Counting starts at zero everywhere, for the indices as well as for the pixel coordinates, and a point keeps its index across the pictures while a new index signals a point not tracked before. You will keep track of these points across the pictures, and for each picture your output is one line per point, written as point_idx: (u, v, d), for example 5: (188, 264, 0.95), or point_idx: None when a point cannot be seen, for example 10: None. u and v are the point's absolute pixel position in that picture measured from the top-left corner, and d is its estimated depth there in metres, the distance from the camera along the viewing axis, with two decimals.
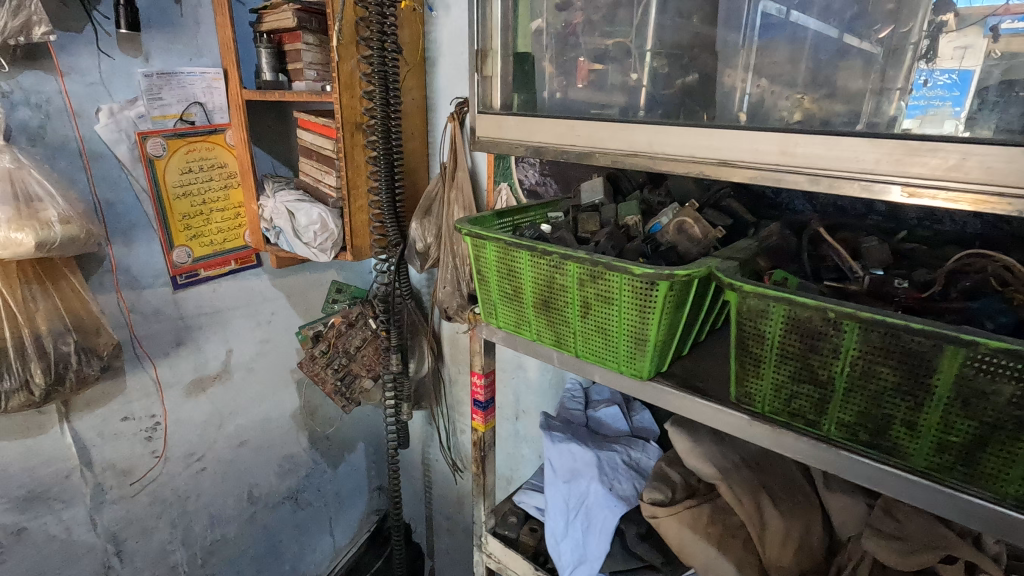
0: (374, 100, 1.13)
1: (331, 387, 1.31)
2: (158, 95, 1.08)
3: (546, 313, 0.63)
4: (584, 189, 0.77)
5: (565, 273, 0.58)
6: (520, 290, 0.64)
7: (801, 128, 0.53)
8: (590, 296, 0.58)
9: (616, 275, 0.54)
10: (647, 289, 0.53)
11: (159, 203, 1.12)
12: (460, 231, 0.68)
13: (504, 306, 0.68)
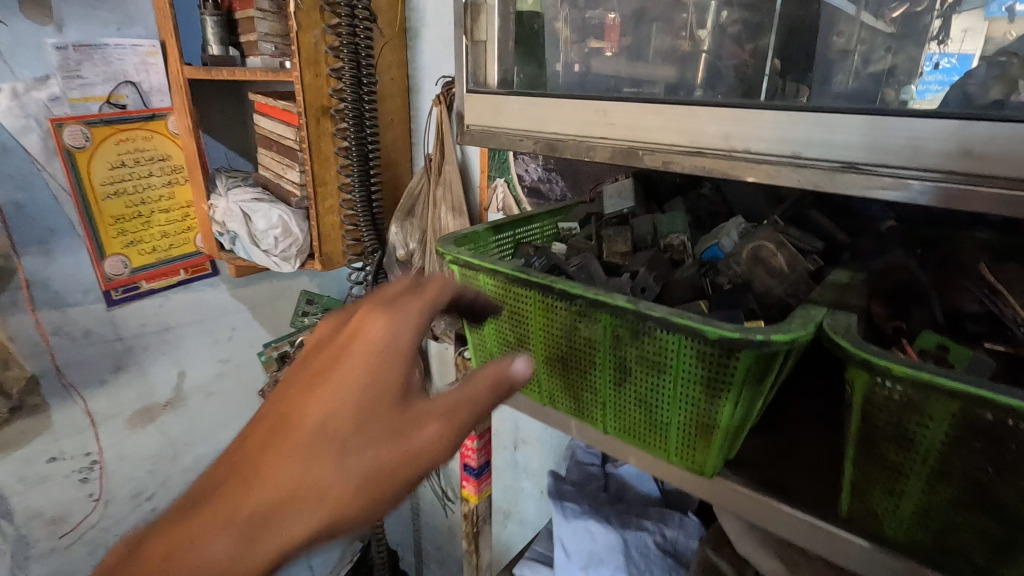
0: (344, 79, 0.93)
1: None
2: (77, 73, 0.88)
3: (562, 373, 0.46)
4: (607, 190, 0.61)
5: (593, 325, 0.41)
6: (528, 340, 0.47)
7: (987, 115, 0.35)
8: (628, 358, 0.40)
9: (672, 335, 0.37)
10: (720, 359, 0.35)
11: (84, 205, 0.93)
12: (443, 255, 0.51)
13: (503, 357, 0.51)
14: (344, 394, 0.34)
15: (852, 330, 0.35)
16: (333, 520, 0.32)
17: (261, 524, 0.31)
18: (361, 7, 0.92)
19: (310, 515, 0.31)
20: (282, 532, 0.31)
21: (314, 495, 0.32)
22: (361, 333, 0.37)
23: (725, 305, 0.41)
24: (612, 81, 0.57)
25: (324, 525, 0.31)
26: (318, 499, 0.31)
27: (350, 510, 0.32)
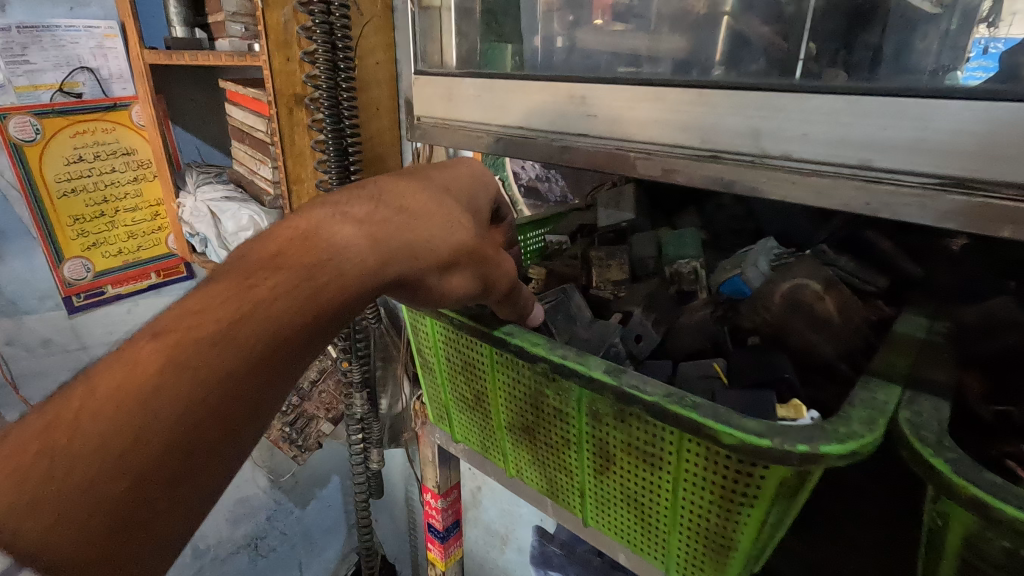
0: (319, 65, 0.82)
1: (279, 434, 1.05)
2: (22, 56, 0.79)
3: (529, 448, 0.38)
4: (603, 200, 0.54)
5: (564, 397, 0.33)
6: (493, 401, 0.39)
7: None
8: (613, 445, 0.32)
9: (671, 429, 0.29)
10: (734, 469, 0.27)
11: (36, 203, 0.85)
12: None
13: (466, 415, 0.43)
14: (452, 180, 0.39)
15: (940, 422, 0.29)
16: (451, 253, 0.34)
17: (394, 234, 0.32)
18: None
19: (421, 231, 0.33)
20: (398, 240, 0.32)
21: (436, 231, 0.34)
22: (454, 161, 0.41)
23: (741, 378, 0.33)
24: (605, 60, 0.46)
25: (437, 263, 0.34)
26: (442, 237, 0.34)
27: (462, 262, 0.35)
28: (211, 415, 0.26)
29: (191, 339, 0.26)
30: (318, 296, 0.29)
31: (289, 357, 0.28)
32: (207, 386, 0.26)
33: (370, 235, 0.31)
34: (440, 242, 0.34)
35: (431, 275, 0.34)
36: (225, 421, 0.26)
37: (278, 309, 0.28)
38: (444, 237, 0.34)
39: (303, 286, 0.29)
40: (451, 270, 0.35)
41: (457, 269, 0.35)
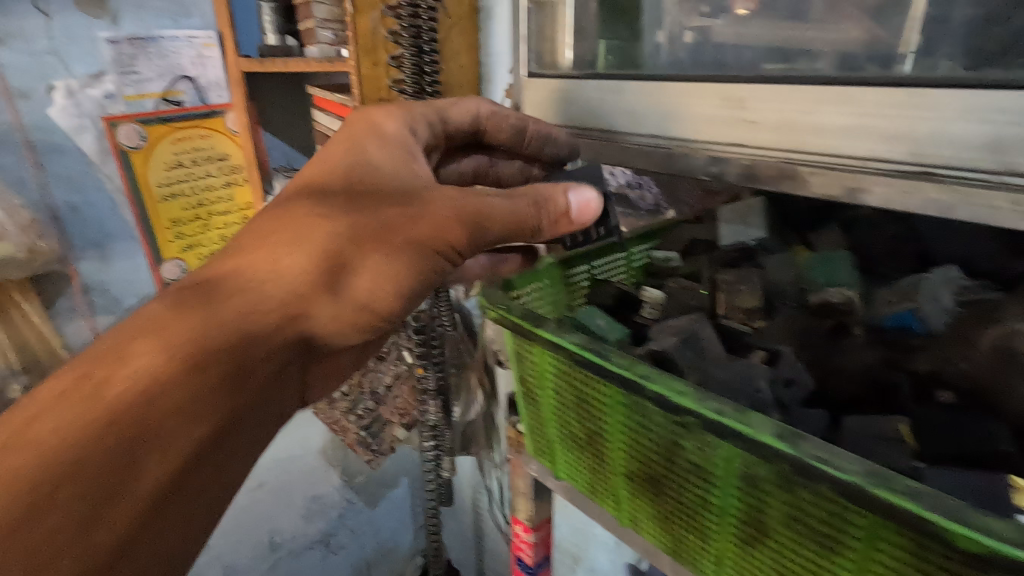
0: (404, 70, 0.80)
1: (354, 437, 1.05)
2: (131, 68, 0.84)
3: (648, 495, 0.41)
4: (726, 215, 0.59)
5: (718, 457, 0.34)
6: (630, 453, 0.40)
7: None
8: (777, 512, 0.33)
9: (863, 513, 0.29)
10: (927, 557, 0.28)
11: (140, 206, 0.89)
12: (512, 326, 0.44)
13: (589, 459, 0.44)
14: (325, 193, 0.46)
15: None
16: (335, 271, 0.42)
17: (229, 287, 0.41)
18: None
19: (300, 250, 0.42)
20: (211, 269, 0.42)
21: (282, 261, 0.42)
22: (347, 153, 0.49)
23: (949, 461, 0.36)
24: None
25: (341, 268, 0.42)
26: (298, 267, 0.42)
27: (368, 259, 0.43)
28: (135, 466, 0.34)
29: (66, 409, 0.34)
30: (182, 352, 0.37)
31: (207, 391, 0.37)
32: (103, 447, 0.34)
33: (199, 291, 0.40)
34: (318, 246, 0.42)
35: (422, 253, 0.44)
36: (155, 465, 0.35)
37: (149, 364, 0.36)
38: (300, 269, 0.42)
39: (174, 347, 0.37)
40: (340, 282, 0.43)
41: (366, 261, 0.43)
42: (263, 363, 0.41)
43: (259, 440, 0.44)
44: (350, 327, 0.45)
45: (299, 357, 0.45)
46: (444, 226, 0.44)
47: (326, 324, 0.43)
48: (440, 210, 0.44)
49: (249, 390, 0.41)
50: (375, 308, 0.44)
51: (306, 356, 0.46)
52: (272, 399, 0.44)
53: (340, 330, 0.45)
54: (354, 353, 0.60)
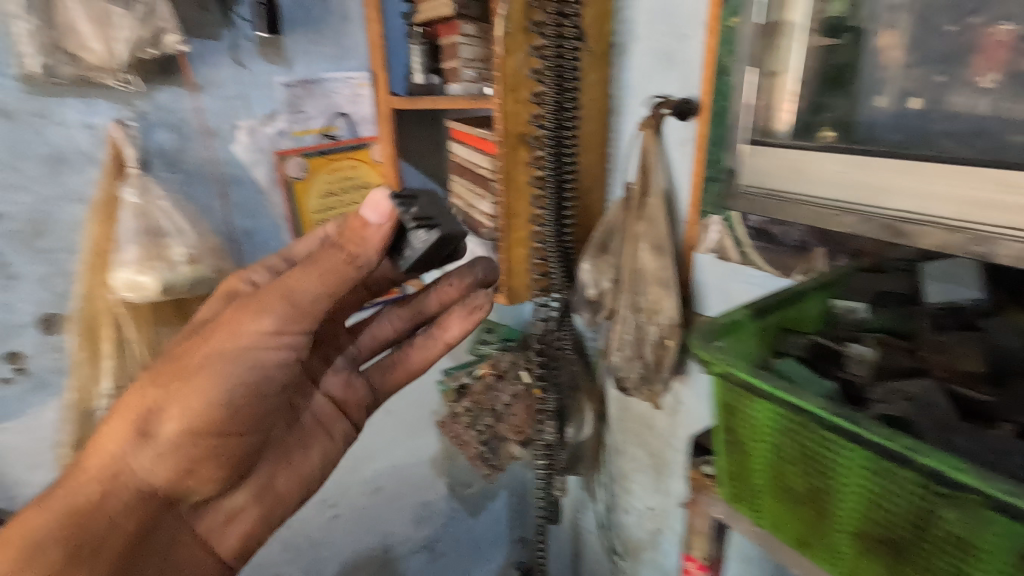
0: (546, 107, 0.85)
1: (474, 452, 1.09)
2: (300, 108, 0.93)
3: (852, 542, 0.42)
4: (936, 269, 0.55)
5: (947, 510, 0.35)
6: (835, 495, 0.42)
7: None
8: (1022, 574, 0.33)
9: None
10: None
11: (299, 230, 0.99)
12: (711, 362, 0.47)
13: (785, 498, 0.46)
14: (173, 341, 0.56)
15: None
16: (154, 421, 0.52)
17: (101, 456, 0.52)
18: (570, 26, 0.83)
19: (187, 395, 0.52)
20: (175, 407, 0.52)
21: (175, 419, 0.52)
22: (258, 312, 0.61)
23: None
24: None
25: (168, 418, 0.52)
26: (122, 433, 0.52)
27: (180, 396, 0.52)
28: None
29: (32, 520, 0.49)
30: (59, 510, 0.50)
31: (88, 562, 0.49)
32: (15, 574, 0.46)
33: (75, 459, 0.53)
34: (211, 387, 0.52)
35: (247, 363, 0.53)
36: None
37: (39, 524, 0.49)
38: (133, 425, 0.52)
39: (65, 501, 0.50)
40: (159, 426, 0.52)
41: (188, 397, 0.52)
42: (113, 528, 0.51)
43: (176, 553, 0.59)
44: (201, 439, 0.53)
45: (181, 486, 0.55)
46: (269, 334, 0.52)
47: (161, 466, 0.53)
48: (242, 330, 0.52)
49: (128, 526, 0.53)
50: (209, 416, 0.53)
51: (200, 474, 0.55)
52: (161, 527, 0.57)
53: (191, 450, 0.53)
54: (318, 448, 0.70)
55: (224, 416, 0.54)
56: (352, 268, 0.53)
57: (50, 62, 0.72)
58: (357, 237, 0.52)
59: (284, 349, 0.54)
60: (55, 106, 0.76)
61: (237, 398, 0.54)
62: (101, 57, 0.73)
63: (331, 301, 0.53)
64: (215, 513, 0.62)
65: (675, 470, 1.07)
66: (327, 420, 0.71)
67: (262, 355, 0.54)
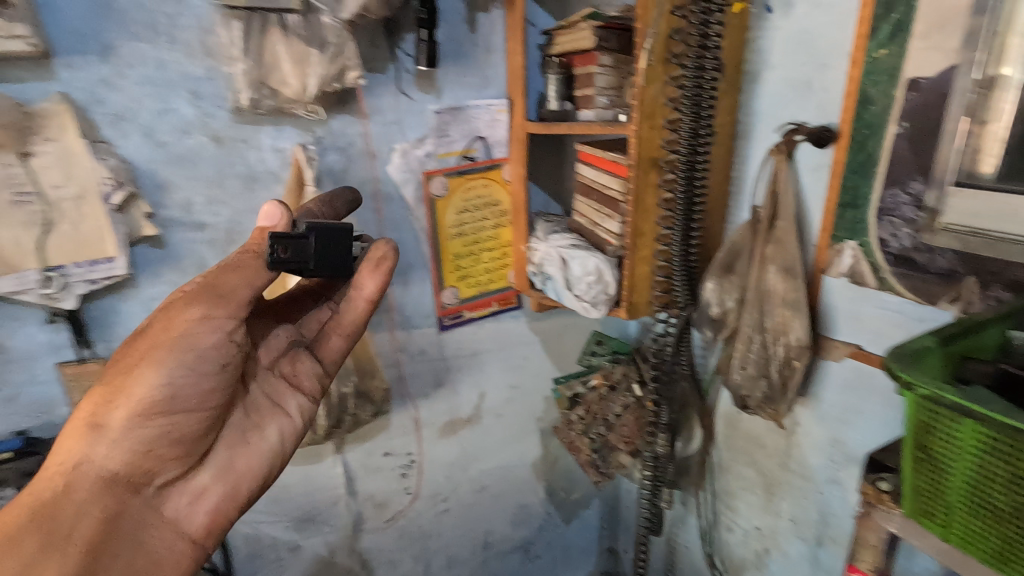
0: (681, 133, 0.90)
1: (585, 458, 1.15)
2: (445, 132, 1.02)
3: None
4: None
5: None
6: None
7: None
8: None
9: None
10: None
11: (435, 243, 1.08)
12: (914, 385, 0.50)
13: (985, 518, 0.48)
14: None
15: None
16: (105, 413, 0.61)
17: (60, 454, 0.61)
18: (709, 57, 0.87)
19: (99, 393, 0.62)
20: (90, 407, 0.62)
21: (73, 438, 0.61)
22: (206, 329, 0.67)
23: None
24: None
25: (117, 405, 0.61)
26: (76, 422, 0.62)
27: (126, 388, 0.61)
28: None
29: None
30: (25, 508, 0.58)
31: (61, 545, 0.57)
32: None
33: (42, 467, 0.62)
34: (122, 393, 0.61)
35: (180, 359, 0.63)
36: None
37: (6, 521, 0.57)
38: (87, 421, 0.61)
39: (29, 500, 0.59)
40: (111, 417, 0.61)
41: (132, 388, 0.61)
42: (82, 515, 0.60)
43: (148, 543, 0.64)
44: (148, 423, 0.62)
45: (142, 470, 0.63)
46: (162, 328, 0.62)
47: (121, 447, 0.62)
48: (158, 328, 0.63)
49: (97, 512, 0.61)
50: (159, 400, 0.62)
51: (160, 455, 0.64)
52: (130, 515, 0.63)
53: (148, 431, 0.63)
54: (276, 426, 0.76)
55: (167, 402, 0.63)
56: (260, 259, 0.66)
57: (256, 95, 0.84)
58: (261, 241, 0.67)
59: (212, 330, 0.64)
60: (254, 132, 0.88)
61: (181, 383, 0.63)
62: (296, 91, 0.84)
63: (252, 288, 0.64)
64: (180, 491, 0.67)
65: (788, 491, 1.07)
66: (280, 398, 0.77)
67: (189, 344, 0.63)
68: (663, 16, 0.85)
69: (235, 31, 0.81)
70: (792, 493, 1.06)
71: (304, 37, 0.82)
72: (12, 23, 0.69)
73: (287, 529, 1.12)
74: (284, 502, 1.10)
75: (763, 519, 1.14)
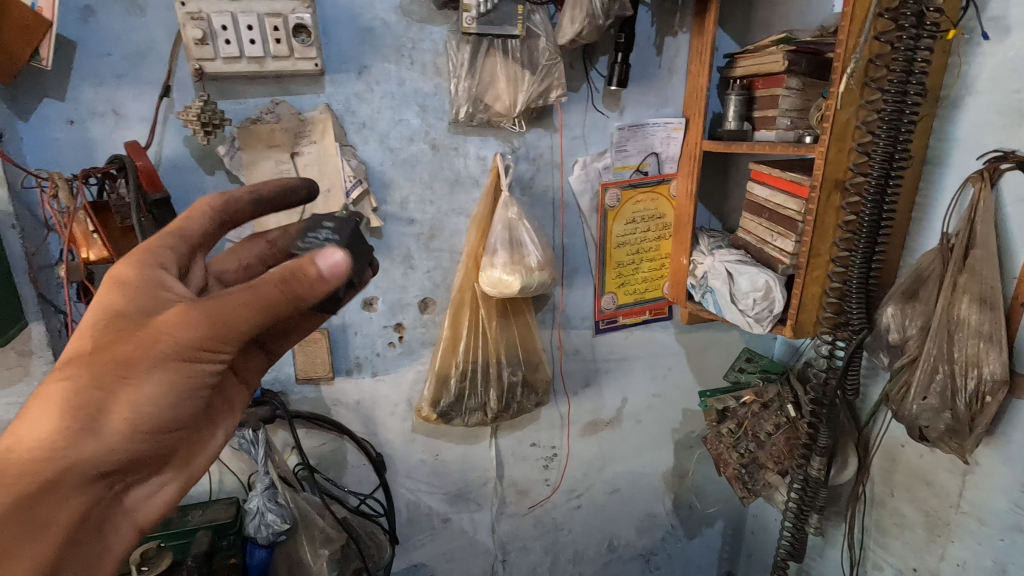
0: (873, 156, 0.90)
1: (732, 472, 1.16)
2: (624, 147, 1.09)
3: None
4: None
5: None
6: None
7: None
8: None
9: None
10: None
11: (602, 250, 1.14)
12: None
13: None
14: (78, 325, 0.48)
15: None
16: (101, 412, 0.46)
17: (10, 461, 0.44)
18: (914, 81, 0.86)
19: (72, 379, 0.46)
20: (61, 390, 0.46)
21: (42, 425, 0.45)
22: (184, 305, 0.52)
23: None
24: None
25: (112, 414, 0.46)
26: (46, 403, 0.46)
27: (121, 399, 0.47)
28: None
29: None
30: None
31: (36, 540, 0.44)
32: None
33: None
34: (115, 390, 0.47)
35: (182, 369, 0.49)
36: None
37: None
38: (71, 416, 0.45)
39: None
40: (105, 426, 0.46)
41: (126, 404, 0.47)
42: (62, 506, 0.45)
43: (107, 541, 0.50)
44: (141, 438, 0.48)
45: (125, 471, 0.49)
46: (174, 338, 0.47)
47: (108, 460, 0.47)
48: (165, 328, 0.47)
49: (78, 504, 0.47)
50: (155, 414, 0.48)
51: (129, 469, 0.49)
52: (101, 510, 0.49)
53: (135, 451, 0.48)
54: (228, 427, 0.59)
55: (165, 420, 0.49)
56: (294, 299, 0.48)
57: (472, 109, 0.95)
58: (303, 279, 0.48)
59: (224, 356, 0.50)
60: (464, 142, 1.00)
61: (179, 405, 0.50)
62: (507, 106, 0.95)
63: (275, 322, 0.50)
64: (142, 497, 0.52)
65: (957, 534, 1.02)
66: (234, 396, 0.60)
67: (196, 369, 0.49)
68: (867, 41, 0.86)
69: (463, 53, 0.93)
70: (964, 539, 1.00)
71: (521, 59, 0.93)
72: (307, 47, 0.83)
73: (441, 502, 1.23)
74: (443, 476, 1.21)
75: (921, 560, 1.09)
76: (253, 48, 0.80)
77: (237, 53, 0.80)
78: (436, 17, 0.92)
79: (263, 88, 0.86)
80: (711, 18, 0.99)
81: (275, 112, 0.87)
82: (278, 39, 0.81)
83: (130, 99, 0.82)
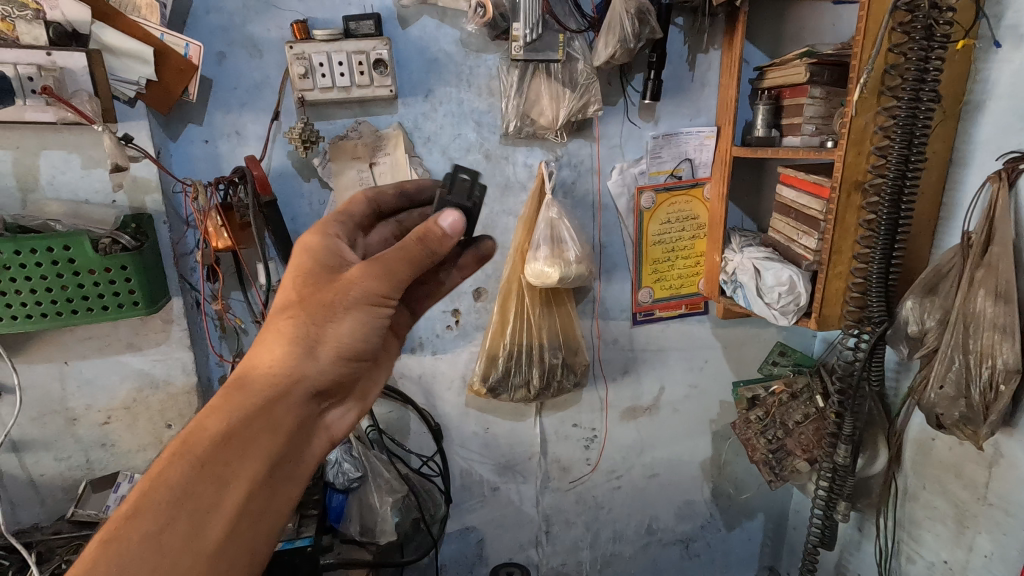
0: (889, 158, 0.96)
1: (760, 457, 1.22)
2: (658, 154, 1.21)
3: None
4: None
5: None
6: None
7: None
8: None
9: None
10: None
11: (639, 248, 1.26)
12: None
13: None
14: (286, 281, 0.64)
15: None
16: (313, 344, 0.62)
17: (255, 378, 0.61)
18: (927, 88, 0.92)
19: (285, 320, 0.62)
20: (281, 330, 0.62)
21: (274, 356, 0.62)
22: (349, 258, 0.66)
23: None
24: None
25: (324, 342, 0.63)
26: (279, 339, 0.62)
27: (332, 331, 0.62)
28: (219, 496, 0.55)
29: (216, 407, 0.59)
30: (220, 425, 0.58)
31: (261, 434, 0.59)
32: (189, 487, 0.54)
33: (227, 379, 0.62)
34: (325, 326, 0.62)
35: (365, 311, 0.63)
36: (232, 495, 0.56)
37: (205, 437, 0.57)
38: (293, 347, 0.62)
39: (229, 416, 0.59)
40: (319, 349, 0.63)
41: (334, 331, 0.62)
42: (288, 414, 0.61)
43: (312, 447, 0.65)
44: (341, 362, 0.64)
45: (326, 390, 0.65)
46: (358, 283, 0.62)
47: (317, 377, 0.63)
48: (357, 285, 0.62)
49: (296, 417, 0.62)
50: (351, 347, 0.64)
51: (328, 390, 0.65)
52: (308, 424, 0.64)
53: (337, 370, 0.64)
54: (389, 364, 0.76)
55: (353, 351, 0.64)
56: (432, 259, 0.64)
57: (520, 124, 1.10)
58: (436, 239, 0.62)
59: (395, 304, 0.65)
60: (513, 151, 1.15)
61: (368, 337, 0.64)
62: (550, 120, 1.09)
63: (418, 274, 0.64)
64: (335, 417, 0.68)
65: (984, 525, 1.04)
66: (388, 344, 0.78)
67: (376, 310, 0.64)
68: (880, 53, 0.93)
69: (512, 76, 1.08)
70: (989, 528, 1.03)
71: (562, 80, 1.07)
72: (383, 77, 1.01)
73: (491, 471, 1.37)
74: (493, 448, 1.35)
75: (951, 552, 1.11)
76: (342, 79, 0.99)
77: (330, 84, 1.00)
78: (490, 47, 1.08)
79: (349, 110, 1.06)
80: (737, 37, 1.09)
81: (358, 130, 1.06)
82: (361, 72, 1.00)
83: (249, 123, 1.04)
